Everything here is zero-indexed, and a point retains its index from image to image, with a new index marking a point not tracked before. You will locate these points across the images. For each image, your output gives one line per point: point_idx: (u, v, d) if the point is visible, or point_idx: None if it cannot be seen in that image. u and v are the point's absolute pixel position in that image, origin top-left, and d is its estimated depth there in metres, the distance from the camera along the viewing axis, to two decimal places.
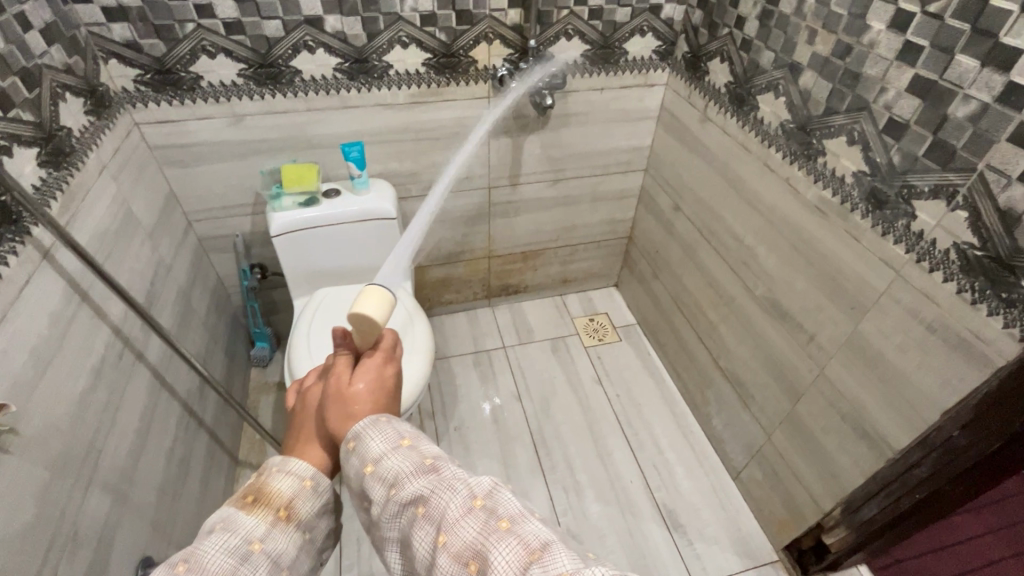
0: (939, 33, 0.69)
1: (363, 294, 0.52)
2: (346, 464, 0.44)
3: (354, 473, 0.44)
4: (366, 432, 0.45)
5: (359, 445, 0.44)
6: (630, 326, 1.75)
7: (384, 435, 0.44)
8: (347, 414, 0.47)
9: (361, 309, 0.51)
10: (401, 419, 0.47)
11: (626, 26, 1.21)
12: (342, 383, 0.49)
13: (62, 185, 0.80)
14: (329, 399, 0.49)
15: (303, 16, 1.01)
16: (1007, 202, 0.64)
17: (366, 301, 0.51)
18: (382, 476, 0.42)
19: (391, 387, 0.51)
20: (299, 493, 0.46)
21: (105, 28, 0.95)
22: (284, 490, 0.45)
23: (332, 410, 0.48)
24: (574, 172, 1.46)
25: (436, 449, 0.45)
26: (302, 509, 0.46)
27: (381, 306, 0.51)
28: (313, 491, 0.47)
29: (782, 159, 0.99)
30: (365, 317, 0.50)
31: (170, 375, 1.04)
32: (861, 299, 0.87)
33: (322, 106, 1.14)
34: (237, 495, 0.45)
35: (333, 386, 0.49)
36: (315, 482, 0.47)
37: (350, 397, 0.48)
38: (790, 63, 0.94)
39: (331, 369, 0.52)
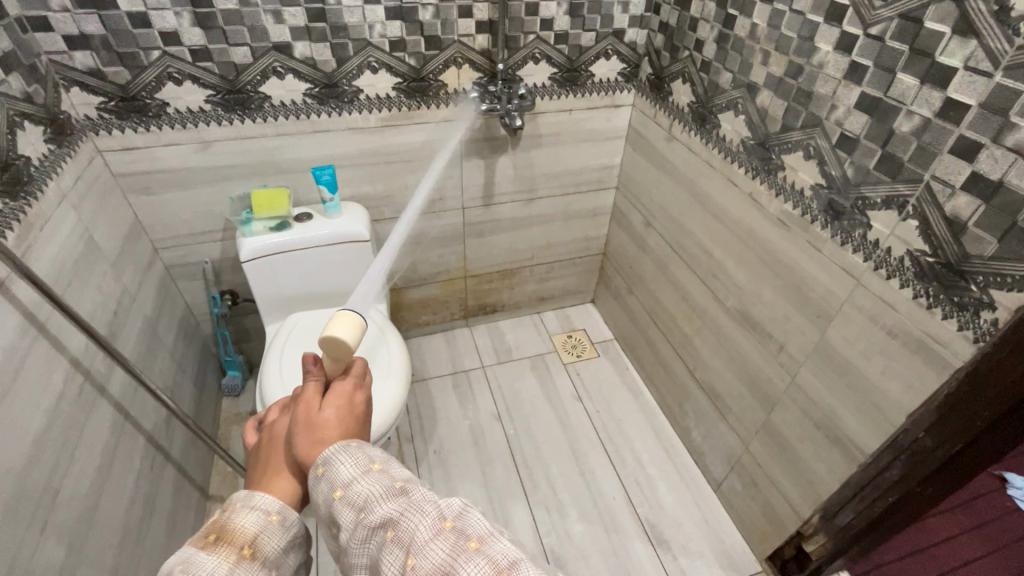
0: (881, 54, 0.73)
1: (337, 318, 0.54)
2: (315, 490, 0.44)
3: (322, 498, 0.43)
4: (336, 455, 0.45)
5: (329, 469, 0.44)
6: (607, 341, 1.76)
7: (355, 459, 0.44)
8: (315, 441, 0.47)
9: (334, 332, 0.53)
10: (371, 444, 0.47)
11: (591, 50, 1.24)
12: (312, 408, 0.49)
13: (19, 215, 0.78)
14: (297, 425, 0.48)
15: (271, 43, 1.02)
16: (953, 211, 0.68)
17: (339, 325, 0.53)
18: (351, 500, 0.42)
19: (361, 412, 0.51)
20: (265, 528, 0.44)
21: (66, 56, 0.94)
22: (249, 527, 0.44)
23: (300, 436, 0.47)
24: (546, 192, 1.48)
25: (407, 472, 0.45)
26: (267, 546, 0.44)
27: (354, 329, 0.54)
28: (279, 527, 0.45)
29: (745, 175, 1.02)
30: (339, 340, 0.53)
31: (135, 408, 1.01)
32: (825, 307, 0.90)
33: (292, 131, 1.14)
34: (197, 535, 0.43)
35: (302, 413, 0.49)
36: (282, 517, 0.46)
37: (319, 424, 0.48)
38: (747, 83, 0.98)
39: (299, 396, 0.52)
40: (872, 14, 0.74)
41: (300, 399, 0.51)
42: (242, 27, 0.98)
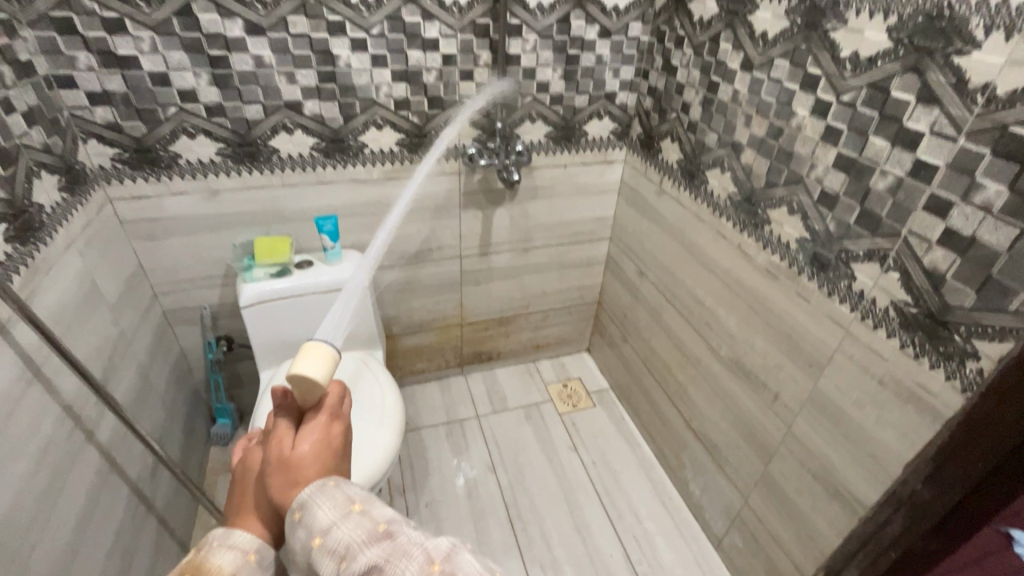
0: (853, 118, 0.79)
1: (303, 352, 0.52)
2: (292, 537, 0.43)
3: (301, 546, 0.43)
4: (313, 497, 0.44)
5: (305, 515, 0.43)
6: (603, 390, 1.76)
7: (334, 502, 0.44)
8: (291, 482, 0.46)
9: (301, 369, 0.51)
10: (351, 483, 0.47)
11: (585, 110, 1.32)
12: (285, 447, 0.49)
13: (26, 260, 0.80)
14: (272, 466, 0.48)
15: (283, 101, 1.08)
16: (931, 263, 0.71)
17: (306, 361, 0.51)
18: (331, 547, 0.41)
19: (339, 445, 0.51)
20: (241, 568, 0.46)
21: (87, 111, 0.98)
22: (225, 566, 0.46)
23: (275, 478, 0.47)
24: (541, 242, 1.52)
25: (389, 512, 0.44)
26: None
27: (322, 363, 0.52)
28: (256, 566, 0.47)
29: (733, 228, 1.06)
30: (307, 378, 0.50)
31: (122, 456, 0.99)
32: (816, 356, 0.91)
33: (298, 182, 1.19)
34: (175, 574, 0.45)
35: (275, 453, 0.48)
36: (259, 556, 0.47)
37: (294, 464, 0.47)
38: (732, 142, 1.04)
39: (272, 433, 0.51)
40: (842, 82, 0.80)
41: (272, 437, 0.50)
42: (256, 87, 1.05)
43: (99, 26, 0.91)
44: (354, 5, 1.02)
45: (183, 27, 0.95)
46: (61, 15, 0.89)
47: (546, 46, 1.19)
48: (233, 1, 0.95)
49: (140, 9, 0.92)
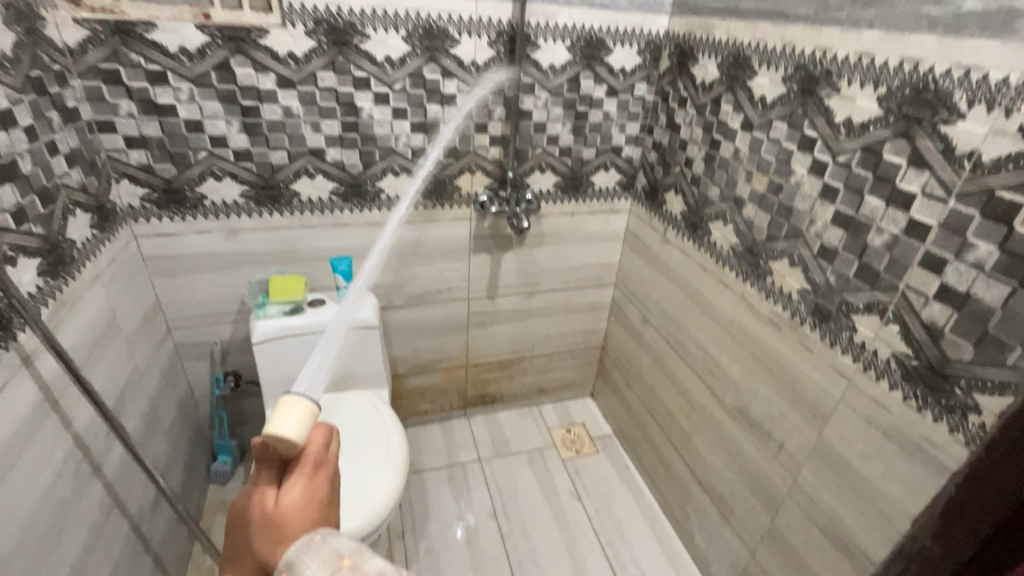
0: (849, 178, 0.83)
1: (281, 409, 0.52)
2: None
3: None
4: (301, 557, 0.45)
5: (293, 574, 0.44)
6: (606, 437, 1.74)
7: (323, 559, 0.44)
8: (279, 537, 0.47)
9: (280, 426, 0.51)
10: (338, 536, 0.47)
11: (592, 162, 1.38)
12: (270, 502, 0.49)
13: (55, 293, 0.83)
14: (257, 522, 0.48)
15: (307, 148, 1.14)
16: (929, 317, 0.73)
17: (284, 418, 0.51)
18: None
19: (325, 495, 0.51)
20: None
21: (123, 153, 1.04)
22: None
23: (261, 533, 0.47)
24: (548, 286, 1.56)
25: (380, 565, 0.44)
26: None
27: (301, 419, 0.52)
28: None
29: (736, 278, 1.10)
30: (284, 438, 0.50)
31: (126, 491, 0.98)
32: (820, 407, 0.92)
33: (315, 223, 1.23)
34: None
35: (260, 507, 0.49)
36: None
37: (280, 518, 0.48)
38: (734, 197, 1.09)
39: (255, 487, 0.51)
40: (838, 144, 0.85)
41: (256, 492, 0.51)
42: (283, 135, 1.11)
43: (143, 77, 0.98)
44: (380, 63, 1.09)
45: (220, 79, 1.02)
46: (110, 67, 0.95)
47: (556, 102, 1.26)
48: (267, 57, 1.02)
49: (182, 63, 0.99)
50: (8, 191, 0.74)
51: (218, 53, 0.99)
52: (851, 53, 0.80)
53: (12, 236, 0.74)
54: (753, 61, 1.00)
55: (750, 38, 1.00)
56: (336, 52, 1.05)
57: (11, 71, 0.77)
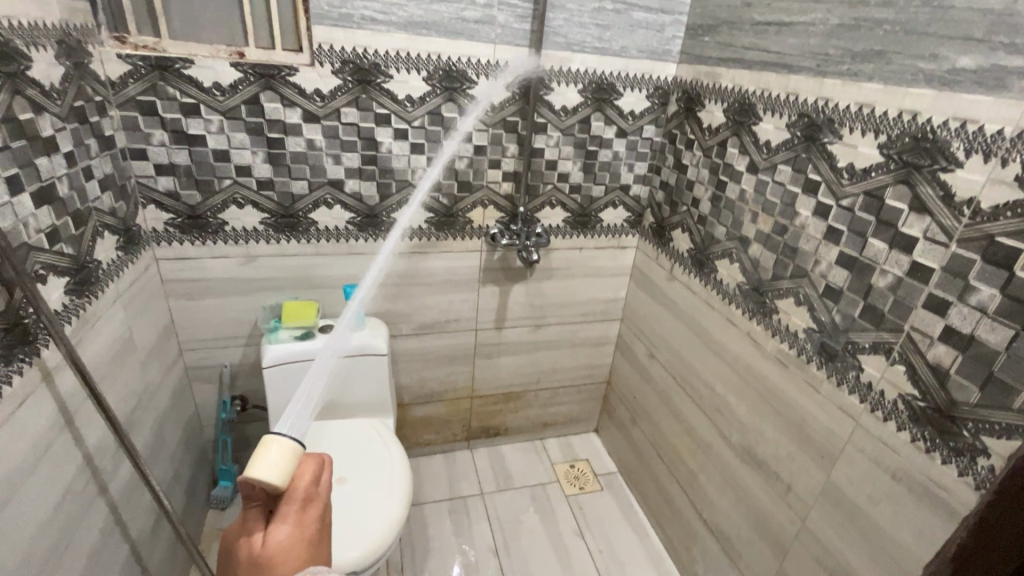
0: (853, 221, 0.86)
1: (264, 451, 0.54)
2: None
3: None
4: None
5: None
6: (611, 474, 1.72)
7: None
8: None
9: (263, 467, 0.53)
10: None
11: (601, 200, 1.42)
12: (258, 542, 0.51)
13: (79, 310, 0.85)
14: (246, 563, 0.50)
15: (327, 179, 1.18)
16: (935, 358, 0.74)
17: (268, 459, 0.53)
18: None
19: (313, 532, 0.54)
20: None
21: (152, 180, 1.09)
22: None
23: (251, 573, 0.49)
24: (555, 320, 1.57)
25: None
26: None
27: (284, 459, 0.54)
28: None
29: (742, 315, 1.11)
30: (263, 481, 0.52)
31: (129, 513, 0.98)
32: (828, 447, 0.92)
33: (330, 251, 1.26)
34: None
35: (249, 548, 0.51)
36: None
37: (270, 558, 0.50)
38: (740, 236, 1.12)
39: (244, 527, 0.53)
40: (840, 189, 0.87)
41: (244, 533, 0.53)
42: (305, 166, 1.15)
43: (177, 109, 1.03)
44: (400, 100, 1.14)
45: (249, 113, 1.07)
46: (147, 99, 1.01)
47: (568, 142, 1.31)
48: (295, 93, 1.07)
49: (214, 97, 1.04)
50: (46, 213, 0.78)
51: (249, 89, 1.05)
52: (851, 103, 0.84)
53: (45, 255, 0.77)
54: (758, 108, 1.04)
55: (755, 87, 1.04)
56: (360, 90, 1.10)
57: (58, 102, 0.82)
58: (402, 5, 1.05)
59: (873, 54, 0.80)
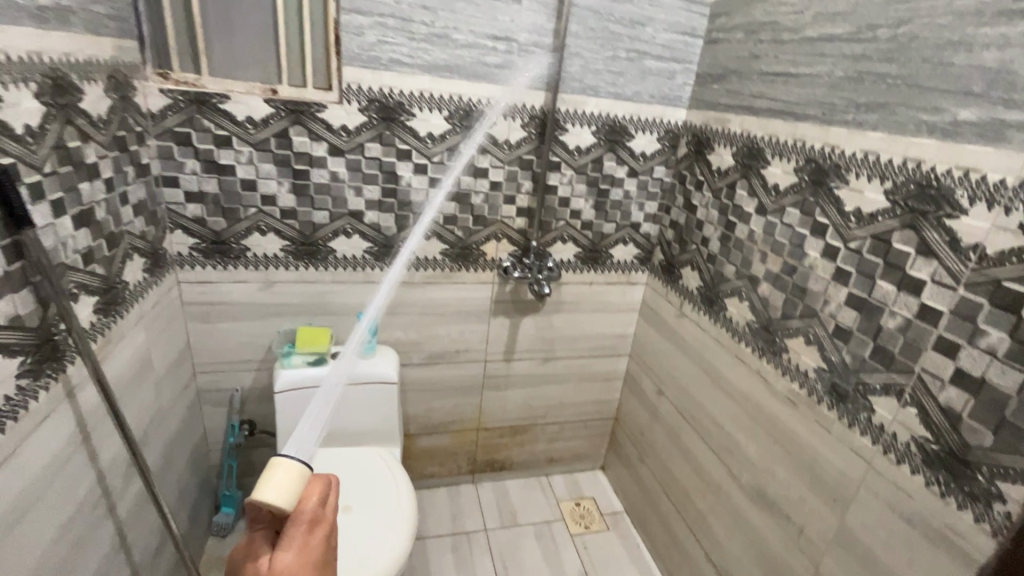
0: (861, 263, 0.88)
1: (271, 473, 0.53)
2: None
3: None
4: None
5: None
6: (617, 513, 1.68)
7: None
8: None
9: (270, 490, 0.52)
10: None
11: (611, 236, 1.45)
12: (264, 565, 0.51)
13: (105, 329, 0.88)
14: None
15: (348, 210, 1.22)
16: (947, 401, 0.75)
17: (274, 483, 0.53)
18: None
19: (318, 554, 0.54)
20: None
21: (181, 206, 1.13)
22: None
23: None
24: (564, 353, 1.58)
25: None
26: None
27: (290, 482, 0.53)
28: None
29: (752, 354, 1.12)
30: (268, 504, 0.52)
31: (134, 535, 0.97)
32: (840, 490, 0.91)
33: (346, 279, 1.29)
34: None
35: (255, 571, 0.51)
36: None
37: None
38: (749, 275, 1.14)
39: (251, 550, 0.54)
40: (848, 231, 0.90)
41: (251, 556, 0.53)
42: (327, 197, 1.20)
43: (210, 140, 1.09)
44: (422, 138, 1.19)
45: (278, 145, 1.12)
46: (183, 130, 1.07)
47: (580, 180, 1.35)
48: (323, 128, 1.13)
49: (246, 129, 1.09)
50: (83, 234, 0.81)
51: (280, 123, 1.10)
52: (857, 150, 0.87)
53: (78, 274, 0.80)
54: (766, 153, 1.08)
55: (763, 132, 1.09)
56: (384, 127, 1.16)
57: (103, 130, 0.87)
58: (428, 49, 1.11)
59: (877, 105, 0.84)
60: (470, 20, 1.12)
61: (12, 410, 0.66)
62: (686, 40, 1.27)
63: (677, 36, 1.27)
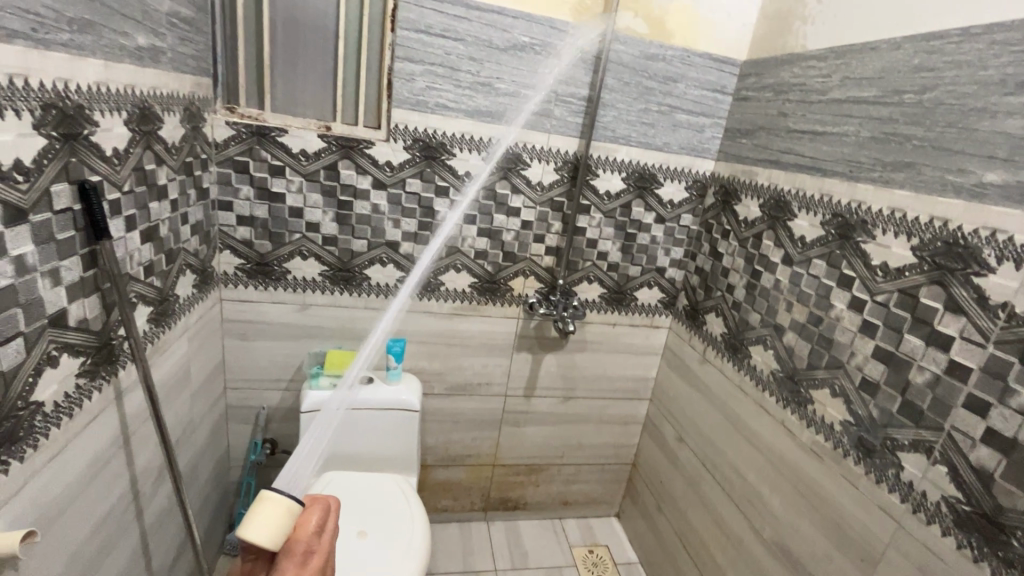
0: (888, 316, 0.88)
1: (256, 513, 0.54)
2: None
3: None
4: None
5: None
6: (631, 564, 1.63)
7: None
8: None
9: (255, 532, 0.53)
10: None
11: (637, 279, 1.48)
12: None
13: (154, 338, 0.93)
14: None
15: (385, 240, 1.28)
16: (978, 460, 0.73)
17: (258, 525, 0.53)
18: None
19: None
20: None
21: (232, 228, 1.21)
22: None
23: None
24: (585, 392, 1.58)
25: None
26: None
27: (275, 523, 0.54)
28: None
29: (776, 403, 1.11)
30: (255, 543, 0.52)
31: (156, 544, 0.99)
32: (868, 549, 0.88)
33: (378, 306, 1.34)
34: None
35: None
36: None
37: None
38: (774, 324, 1.14)
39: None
40: (875, 285, 0.91)
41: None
42: (367, 226, 1.26)
43: (266, 169, 1.17)
44: (459, 175, 1.26)
45: (327, 176, 1.20)
46: (242, 159, 1.15)
47: (609, 223, 1.40)
48: (369, 163, 1.20)
49: (300, 161, 1.18)
50: (147, 248, 0.88)
51: (330, 156, 1.18)
52: (884, 207, 0.89)
53: (139, 285, 0.86)
54: (793, 205, 1.11)
55: (790, 186, 1.12)
56: (426, 164, 1.23)
57: (174, 156, 0.95)
58: (471, 96, 1.19)
59: (904, 164, 0.87)
60: (513, 71, 1.20)
61: (70, 406, 0.70)
62: (716, 97, 1.34)
63: (707, 93, 1.33)
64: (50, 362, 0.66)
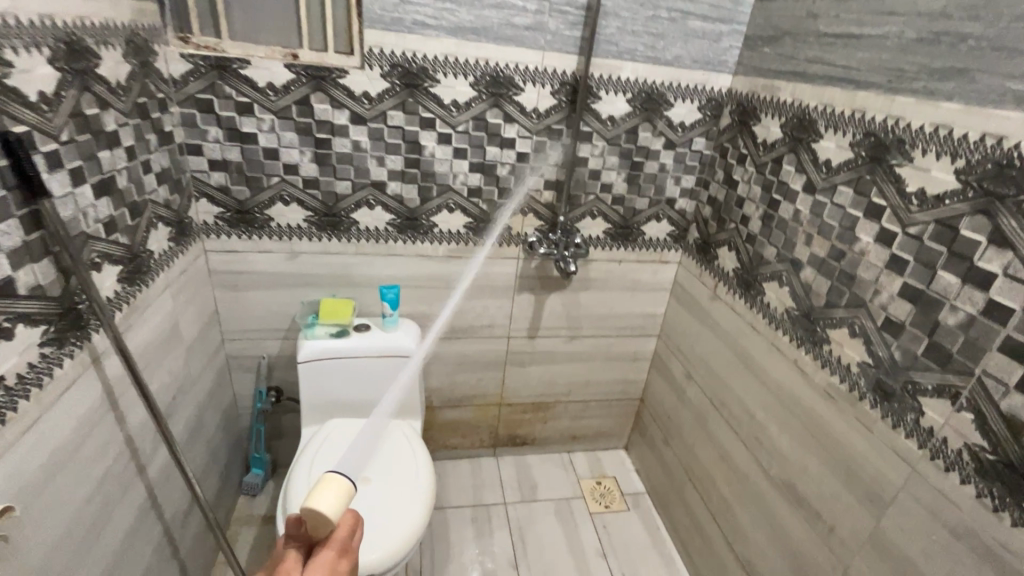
0: (920, 250, 0.79)
1: (322, 486, 0.57)
2: None
3: None
4: None
5: None
6: (639, 494, 1.66)
7: None
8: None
9: (318, 501, 0.56)
10: None
11: (644, 212, 1.38)
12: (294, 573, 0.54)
13: (129, 299, 0.88)
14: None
15: (370, 180, 1.19)
16: (1009, 408, 0.67)
17: (322, 495, 0.56)
18: None
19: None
20: None
21: (206, 174, 1.13)
22: None
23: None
24: (590, 330, 1.54)
25: None
26: None
27: (337, 498, 0.56)
28: None
29: (790, 342, 1.05)
30: (319, 510, 0.55)
31: (164, 494, 1.00)
32: (878, 492, 0.85)
33: (369, 251, 1.28)
34: None
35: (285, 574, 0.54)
36: None
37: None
38: (792, 259, 1.06)
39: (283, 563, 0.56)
40: (908, 215, 0.81)
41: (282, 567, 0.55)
42: (349, 166, 1.17)
43: (232, 107, 1.07)
44: (446, 105, 1.14)
45: (300, 113, 1.10)
46: (206, 97, 1.05)
47: (613, 151, 1.28)
48: (344, 95, 1.09)
49: (268, 96, 1.07)
50: (104, 203, 0.81)
51: (301, 89, 1.07)
52: (925, 123, 0.77)
53: (100, 244, 0.81)
54: (819, 124, 0.98)
55: (817, 101, 0.98)
56: (407, 94, 1.11)
57: (123, 97, 0.86)
58: (453, 10, 1.05)
59: (954, 71, 0.74)
60: None
61: (38, 376, 0.67)
62: None
63: None
64: (2, 334, 0.62)
